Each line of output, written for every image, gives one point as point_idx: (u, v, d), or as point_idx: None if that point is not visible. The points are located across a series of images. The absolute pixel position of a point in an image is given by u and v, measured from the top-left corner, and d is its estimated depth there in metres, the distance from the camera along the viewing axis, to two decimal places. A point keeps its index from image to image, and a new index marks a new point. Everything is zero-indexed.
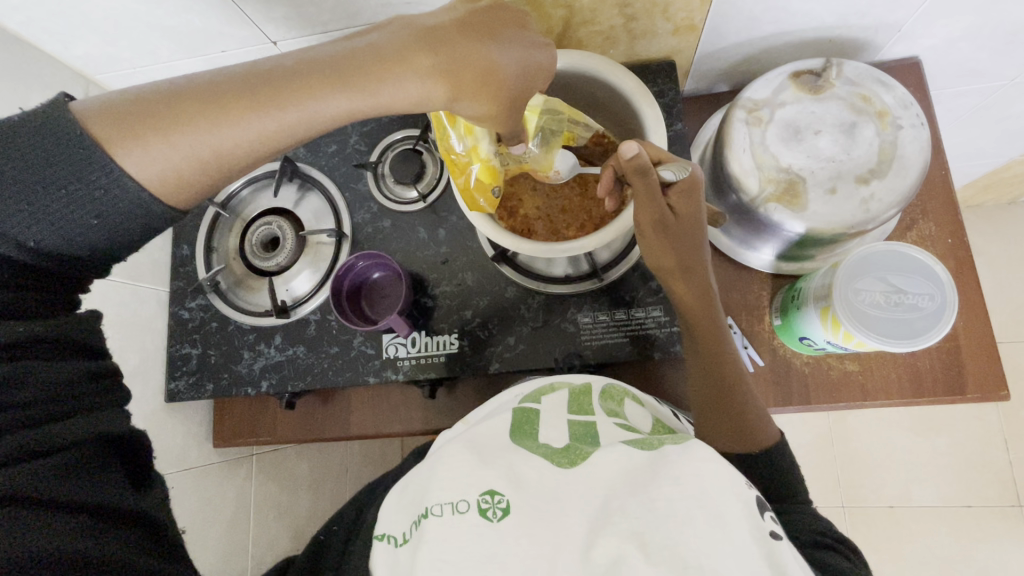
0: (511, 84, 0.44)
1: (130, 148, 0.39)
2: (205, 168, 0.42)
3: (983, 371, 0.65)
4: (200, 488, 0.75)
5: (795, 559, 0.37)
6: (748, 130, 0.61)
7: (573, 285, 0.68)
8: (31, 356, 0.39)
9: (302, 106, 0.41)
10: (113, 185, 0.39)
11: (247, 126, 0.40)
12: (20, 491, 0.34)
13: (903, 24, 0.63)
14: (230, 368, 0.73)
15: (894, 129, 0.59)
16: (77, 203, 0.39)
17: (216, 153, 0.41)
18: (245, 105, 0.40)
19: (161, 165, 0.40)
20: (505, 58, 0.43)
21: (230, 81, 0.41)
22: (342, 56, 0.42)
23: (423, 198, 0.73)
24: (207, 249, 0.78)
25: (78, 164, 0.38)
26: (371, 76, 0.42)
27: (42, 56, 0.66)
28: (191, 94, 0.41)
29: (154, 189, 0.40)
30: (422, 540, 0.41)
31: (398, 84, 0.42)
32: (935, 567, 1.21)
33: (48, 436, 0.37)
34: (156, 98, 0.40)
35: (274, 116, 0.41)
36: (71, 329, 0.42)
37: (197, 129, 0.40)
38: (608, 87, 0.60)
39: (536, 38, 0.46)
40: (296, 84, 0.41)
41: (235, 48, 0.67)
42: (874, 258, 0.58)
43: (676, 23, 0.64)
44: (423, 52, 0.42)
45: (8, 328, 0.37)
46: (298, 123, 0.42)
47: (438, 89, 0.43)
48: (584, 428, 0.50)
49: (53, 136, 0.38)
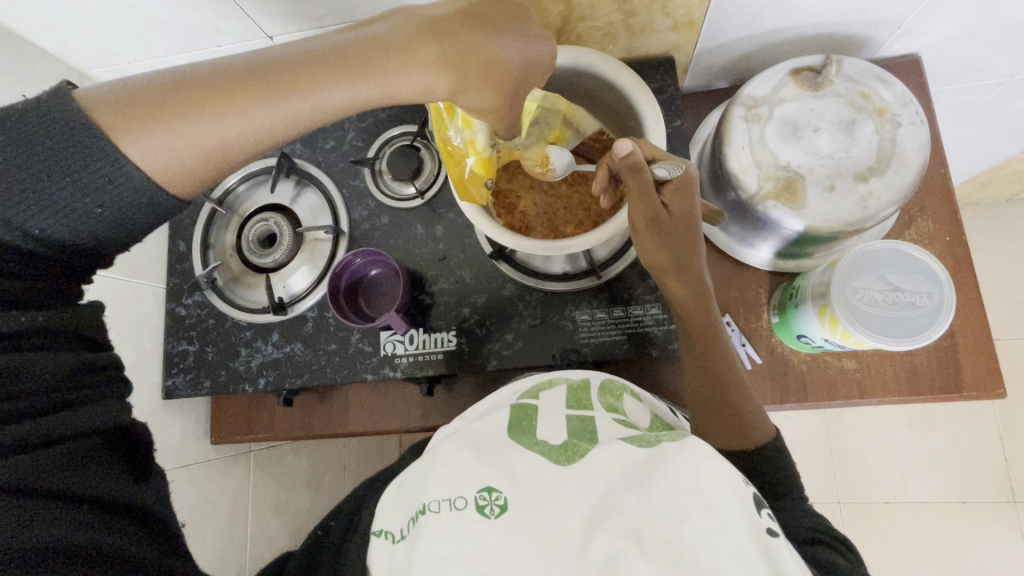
0: (513, 76, 0.44)
1: (136, 138, 0.39)
2: (210, 160, 0.41)
3: (980, 368, 0.65)
4: (198, 482, 0.75)
5: (793, 558, 0.37)
6: (747, 127, 0.61)
7: (571, 282, 0.68)
8: (34, 347, 0.38)
9: (307, 97, 0.41)
10: (117, 174, 0.39)
11: (252, 116, 0.40)
12: (21, 483, 0.34)
13: (903, 21, 0.63)
14: (227, 366, 0.73)
15: (893, 127, 0.59)
16: (82, 192, 0.39)
17: (220, 144, 0.41)
18: (249, 96, 0.40)
19: (165, 155, 0.40)
20: (508, 51, 0.43)
21: (234, 70, 0.41)
22: (344, 46, 0.42)
23: (420, 194, 0.72)
24: (203, 245, 0.77)
25: (83, 152, 0.38)
26: (374, 68, 0.41)
27: (35, 50, 0.65)
28: (196, 85, 0.40)
29: (159, 179, 0.40)
30: (418, 536, 0.41)
31: (402, 75, 0.42)
32: (930, 561, 1.22)
33: (49, 427, 0.37)
34: (160, 87, 0.40)
35: (279, 107, 0.40)
36: (76, 322, 0.42)
37: (200, 119, 0.40)
38: (607, 82, 0.59)
39: (538, 31, 0.46)
40: (299, 74, 0.41)
41: (231, 43, 0.66)
42: (871, 257, 0.58)
43: (675, 18, 0.63)
44: (426, 42, 0.42)
45: (10, 320, 0.37)
46: (303, 114, 0.41)
47: (442, 81, 0.43)
48: (582, 423, 0.50)
49: (57, 125, 0.38)
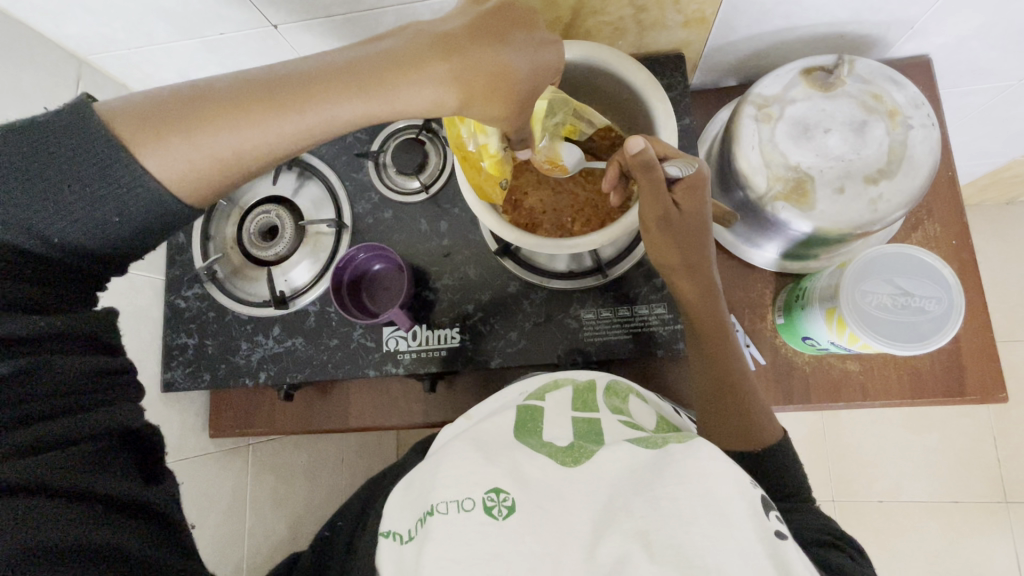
0: (524, 85, 0.43)
1: (153, 149, 0.38)
2: (224, 170, 0.41)
3: (983, 373, 0.65)
4: (198, 477, 0.75)
5: (802, 559, 0.37)
6: (757, 126, 0.61)
7: (575, 281, 0.68)
8: (57, 351, 0.38)
9: (320, 110, 0.40)
10: (134, 184, 0.38)
11: (267, 129, 0.40)
12: (36, 481, 0.34)
13: (916, 21, 0.63)
14: (227, 359, 0.72)
15: (904, 129, 0.58)
16: (98, 202, 0.38)
17: (234, 154, 0.40)
18: (265, 109, 0.39)
19: (182, 165, 0.39)
20: (517, 61, 0.42)
21: (251, 82, 0.40)
22: (357, 60, 0.41)
23: (425, 189, 0.72)
24: (204, 237, 0.76)
25: (101, 161, 0.37)
26: (383, 82, 0.41)
27: (32, 35, 0.63)
28: (211, 96, 0.40)
29: (174, 188, 0.40)
30: (427, 537, 0.41)
31: (412, 91, 0.41)
32: (922, 560, 1.23)
33: (66, 428, 0.37)
34: (179, 99, 0.40)
35: (294, 120, 0.40)
36: (93, 328, 0.41)
37: (217, 130, 0.39)
38: (617, 80, 0.59)
39: (547, 36, 0.45)
40: (314, 87, 0.40)
41: (234, 31, 0.65)
42: (881, 260, 0.58)
43: (687, 14, 0.62)
44: (437, 57, 0.41)
45: (30, 324, 0.37)
46: (316, 127, 0.41)
47: (451, 96, 0.42)
48: (588, 425, 0.50)
49: (77, 134, 0.37)
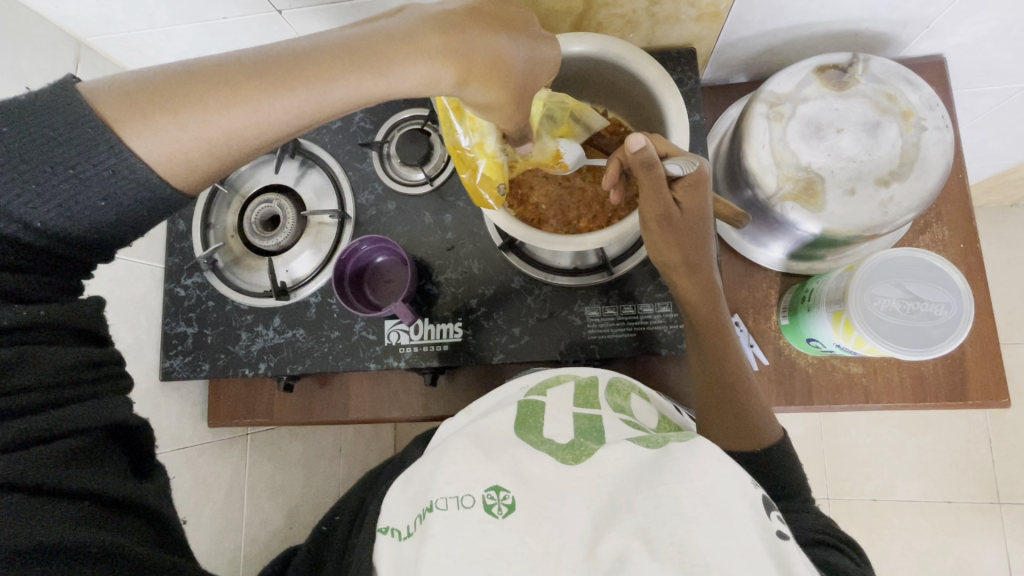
0: (518, 74, 0.42)
1: (140, 130, 0.37)
2: (214, 153, 0.40)
3: (985, 378, 0.65)
4: (197, 465, 0.74)
5: (804, 560, 0.36)
6: (769, 124, 0.59)
7: (581, 277, 0.67)
8: (39, 342, 0.37)
9: (313, 88, 0.39)
10: (120, 166, 0.37)
11: (257, 108, 0.39)
12: (21, 480, 0.33)
13: (932, 20, 0.61)
14: (227, 349, 0.72)
15: (918, 131, 0.57)
16: (83, 184, 0.37)
17: (224, 136, 0.39)
18: (255, 87, 0.39)
19: (170, 148, 0.38)
20: (515, 48, 0.42)
21: (242, 61, 0.39)
22: (351, 40, 0.40)
23: (429, 180, 0.70)
24: (205, 224, 0.75)
25: (86, 143, 0.36)
26: (377, 58, 0.40)
27: (29, 14, 0.62)
28: (199, 75, 0.39)
29: (163, 171, 0.38)
30: (426, 534, 0.40)
31: (407, 68, 0.40)
32: (912, 558, 1.24)
33: (49, 423, 0.36)
34: (166, 79, 0.38)
35: (284, 98, 0.39)
36: (79, 317, 0.40)
37: (206, 109, 0.38)
38: (630, 74, 0.58)
39: (543, 32, 0.45)
40: (308, 67, 0.39)
41: (238, 15, 0.63)
42: (892, 264, 0.57)
43: (700, 9, 0.61)
44: (433, 33, 0.40)
45: (12, 312, 0.35)
46: (310, 107, 0.40)
47: (447, 73, 0.41)
48: (590, 422, 0.50)
49: (59, 115, 0.36)
